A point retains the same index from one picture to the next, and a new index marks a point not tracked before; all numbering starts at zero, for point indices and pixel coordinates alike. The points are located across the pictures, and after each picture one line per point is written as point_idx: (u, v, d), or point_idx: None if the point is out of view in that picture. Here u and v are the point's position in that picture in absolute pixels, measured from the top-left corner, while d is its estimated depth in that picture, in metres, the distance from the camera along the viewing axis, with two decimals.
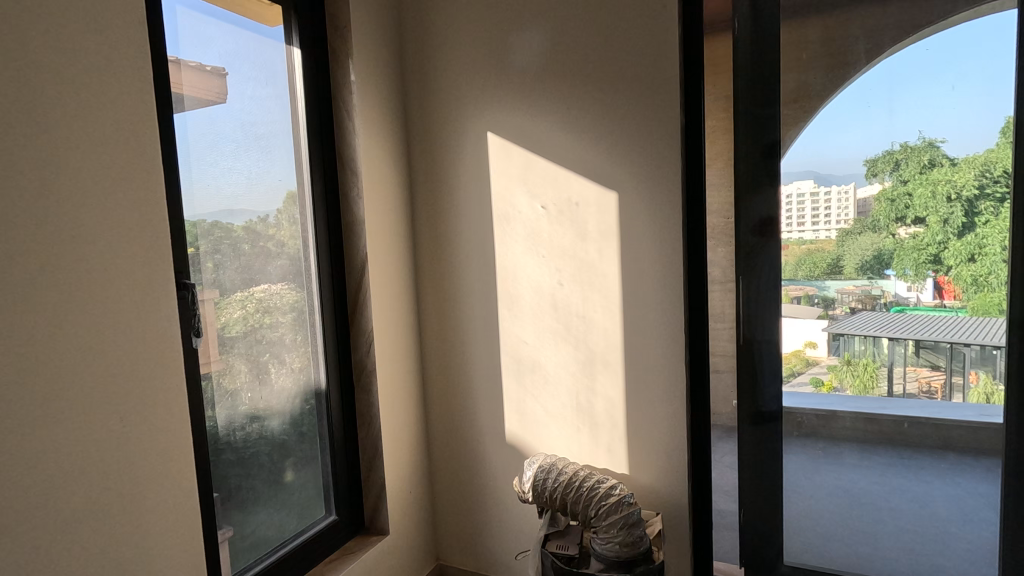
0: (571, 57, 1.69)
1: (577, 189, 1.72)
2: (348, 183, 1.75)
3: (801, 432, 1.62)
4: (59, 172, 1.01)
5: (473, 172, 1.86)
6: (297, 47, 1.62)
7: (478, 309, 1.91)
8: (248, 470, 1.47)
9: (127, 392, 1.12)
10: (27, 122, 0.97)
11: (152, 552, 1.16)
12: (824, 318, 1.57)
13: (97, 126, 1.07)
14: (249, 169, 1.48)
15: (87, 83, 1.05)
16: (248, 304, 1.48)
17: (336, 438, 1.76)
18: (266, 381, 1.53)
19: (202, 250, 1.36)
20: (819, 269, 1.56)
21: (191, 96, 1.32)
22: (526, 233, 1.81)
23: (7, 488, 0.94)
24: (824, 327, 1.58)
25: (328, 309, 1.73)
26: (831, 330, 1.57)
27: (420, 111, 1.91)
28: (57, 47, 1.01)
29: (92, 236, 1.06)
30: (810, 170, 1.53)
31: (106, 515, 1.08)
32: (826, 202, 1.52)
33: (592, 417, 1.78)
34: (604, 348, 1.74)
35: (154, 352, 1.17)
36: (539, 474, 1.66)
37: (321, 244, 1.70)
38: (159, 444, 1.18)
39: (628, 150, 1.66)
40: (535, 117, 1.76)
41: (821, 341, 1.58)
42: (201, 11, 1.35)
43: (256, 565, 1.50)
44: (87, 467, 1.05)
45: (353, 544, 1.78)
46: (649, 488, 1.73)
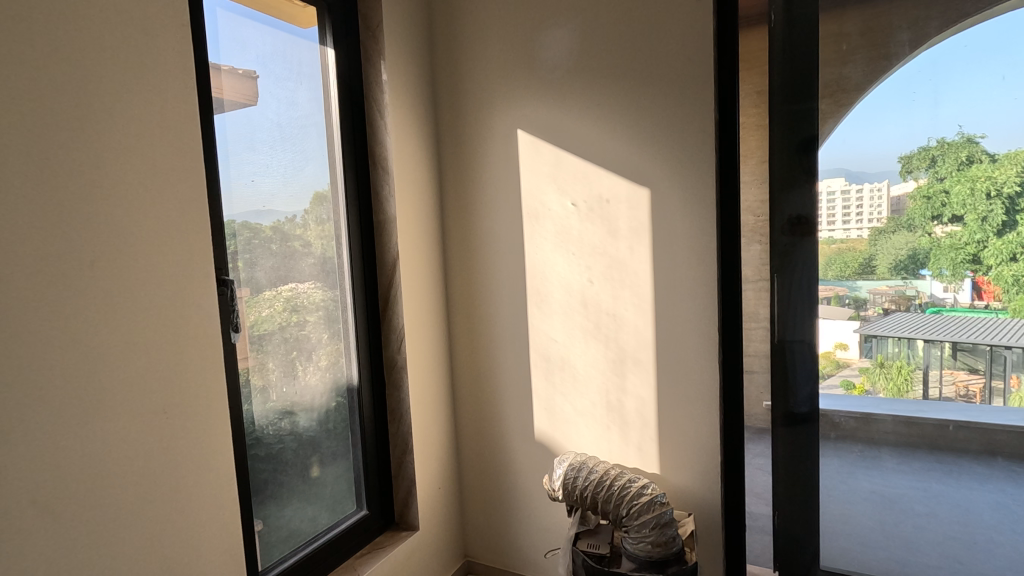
0: (602, 54, 1.68)
1: (608, 186, 1.71)
2: (380, 182, 1.77)
3: (839, 434, 1.57)
4: (105, 171, 1.05)
5: (503, 171, 1.86)
6: (331, 48, 1.65)
7: (507, 307, 1.92)
8: (283, 464, 1.50)
9: (168, 385, 1.15)
10: (79, 122, 1.01)
11: (195, 540, 1.20)
12: (855, 320, 1.53)
13: (141, 126, 1.10)
14: (286, 169, 1.51)
15: (133, 83, 1.09)
16: (282, 301, 1.51)
17: (368, 433, 1.79)
18: (300, 376, 1.56)
19: (238, 248, 1.39)
20: (850, 268, 1.52)
21: (231, 99, 1.35)
22: (555, 231, 1.80)
23: (62, 475, 0.98)
24: (856, 329, 1.53)
25: (360, 306, 1.76)
26: (862, 331, 1.52)
27: (450, 111, 1.92)
28: (104, 49, 1.05)
29: (136, 233, 1.09)
30: (842, 167, 1.49)
31: (150, 505, 1.11)
32: (857, 200, 1.47)
33: (623, 416, 1.77)
34: (635, 346, 1.73)
35: (197, 347, 1.20)
36: (570, 472, 1.66)
37: (354, 243, 1.73)
38: (201, 435, 1.21)
39: (659, 146, 1.65)
40: (565, 115, 1.75)
41: (852, 343, 1.53)
42: (240, 14, 1.38)
43: (290, 557, 1.52)
44: (135, 456, 1.09)
45: (384, 539, 1.80)
46: (681, 488, 1.72)
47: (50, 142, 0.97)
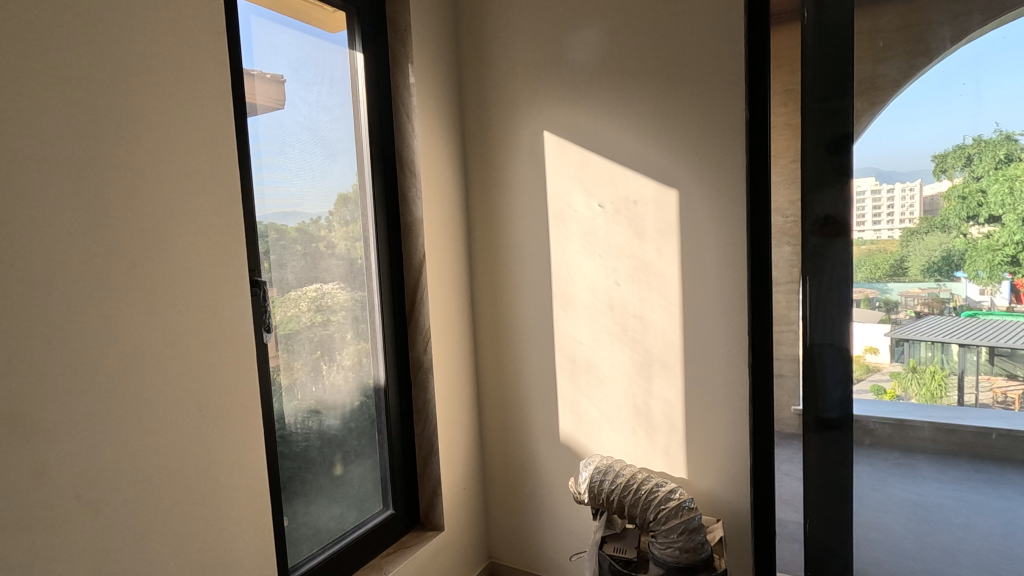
0: (629, 54, 1.67)
1: (635, 188, 1.70)
2: (407, 184, 1.79)
3: (874, 441, 1.51)
4: (144, 174, 1.07)
5: (530, 173, 1.86)
6: (359, 52, 1.67)
7: (532, 309, 1.91)
8: (312, 462, 1.52)
9: (203, 384, 1.17)
10: (121, 128, 1.04)
11: (228, 535, 1.22)
12: (886, 323, 1.46)
13: (177, 131, 1.13)
14: (315, 171, 1.53)
15: (171, 90, 1.12)
16: (312, 302, 1.53)
17: (394, 433, 1.80)
18: (329, 377, 1.58)
19: (270, 251, 1.42)
20: (880, 270, 1.45)
21: (263, 104, 1.38)
22: (581, 232, 1.80)
23: (103, 471, 1.01)
24: (887, 332, 1.46)
25: (387, 307, 1.78)
26: (893, 335, 1.46)
27: (477, 113, 1.92)
28: (142, 56, 1.07)
29: (174, 234, 1.12)
30: (871, 167, 1.42)
31: (185, 501, 1.14)
32: (888, 200, 1.41)
33: (649, 419, 1.76)
34: (662, 349, 1.72)
35: (231, 347, 1.23)
36: (596, 476, 1.65)
37: (381, 245, 1.75)
38: (233, 434, 1.23)
39: (688, 147, 1.63)
40: (591, 116, 1.75)
41: (883, 347, 1.47)
42: (274, 20, 1.41)
43: (319, 554, 1.55)
44: (171, 453, 1.11)
45: (410, 539, 1.81)
46: (710, 493, 1.70)
47: (93, 146, 1.00)
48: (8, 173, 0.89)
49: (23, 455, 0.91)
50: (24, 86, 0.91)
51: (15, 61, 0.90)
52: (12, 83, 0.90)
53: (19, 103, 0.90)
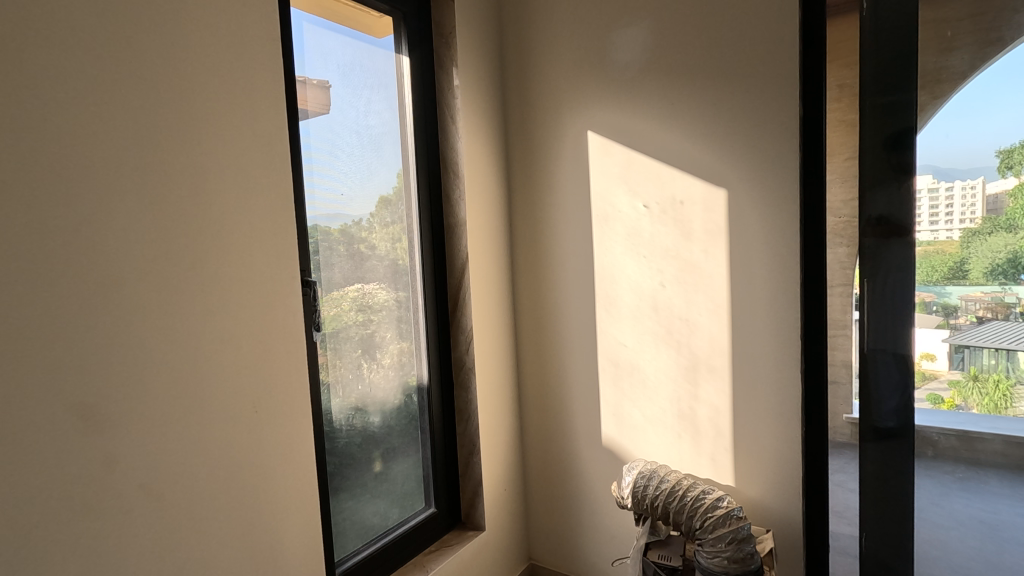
0: (677, 50, 1.64)
1: (682, 187, 1.67)
2: (450, 185, 1.80)
3: (937, 453, 1.42)
4: (204, 177, 1.12)
5: (573, 173, 1.85)
6: (406, 55, 1.70)
7: (575, 310, 1.90)
8: (357, 460, 1.56)
9: (256, 381, 1.21)
10: (184, 133, 1.08)
11: (278, 528, 1.26)
12: (944, 328, 1.38)
13: (235, 137, 1.17)
14: (363, 172, 1.56)
15: (229, 96, 1.16)
16: (358, 302, 1.56)
17: (436, 432, 1.82)
18: (375, 375, 1.61)
19: (320, 252, 1.45)
20: (938, 273, 1.37)
21: (314, 110, 1.42)
22: (625, 233, 1.77)
23: (166, 464, 1.05)
24: (945, 338, 1.38)
25: (431, 307, 1.80)
26: (952, 341, 1.37)
27: (519, 113, 1.93)
28: (204, 64, 1.12)
29: (231, 234, 1.16)
30: (928, 164, 1.35)
31: (239, 494, 1.18)
32: (947, 200, 1.34)
33: (695, 424, 1.72)
34: (709, 353, 1.68)
35: (283, 345, 1.27)
36: (640, 480, 1.63)
37: (425, 246, 1.77)
38: (284, 430, 1.27)
39: (737, 145, 1.59)
40: (636, 115, 1.72)
41: (941, 353, 1.39)
42: (324, 26, 1.45)
43: (363, 549, 1.58)
44: (227, 448, 1.15)
45: (451, 537, 1.83)
46: (758, 503, 1.65)
47: (158, 150, 1.04)
48: (82, 177, 0.94)
49: (95, 446, 0.96)
50: (95, 94, 0.96)
51: (87, 70, 0.95)
52: (85, 91, 0.94)
53: (90, 110, 0.95)
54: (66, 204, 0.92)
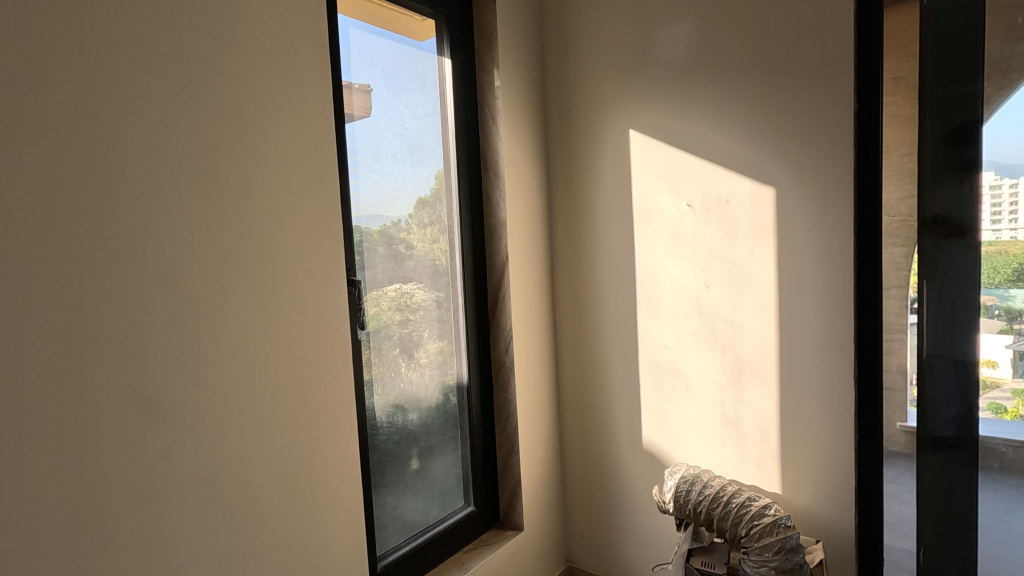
0: (723, 46, 1.60)
1: (727, 186, 1.63)
2: (491, 185, 1.81)
3: (1004, 467, 1.32)
4: (256, 179, 1.16)
5: (615, 172, 1.83)
6: (448, 58, 1.72)
7: (615, 311, 1.88)
8: (398, 456, 1.58)
9: (304, 377, 1.24)
10: (238, 137, 1.12)
11: (324, 521, 1.29)
12: (1008, 334, 1.29)
13: (284, 140, 1.21)
14: (405, 174, 1.59)
15: (279, 101, 1.19)
16: (400, 301, 1.59)
17: (476, 432, 1.83)
18: (416, 374, 1.63)
19: (364, 252, 1.49)
20: (1001, 275, 1.29)
21: (358, 114, 1.45)
22: (668, 233, 1.74)
23: (219, 455, 1.10)
24: (1009, 345, 1.30)
25: (471, 307, 1.81)
26: (1018, 349, 1.29)
27: (560, 113, 1.92)
28: (255, 70, 1.15)
29: (281, 235, 1.20)
30: (991, 159, 1.27)
31: (286, 487, 1.21)
32: (1010, 197, 1.26)
33: (740, 429, 1.68)
34: (755, 356, 1.63)
35: (330, 342, 1.30)
36: (682, 486, 1.59)
37: (465, 246, 1.78)
38: (329, 425, 1.30)
39: (786, 142, 1.54)
40: (680, 113, 1.69)
41: (1003, 361, 1.30)
42: (369, 31, 1.48)
43: (404, 545, 1.61)
44: (275, 442, 1.19)
45: (490, 537, 1.84)
46: (807, 512, 1.59)
47: (213, 155, 1.08)
48: (145, 182, 0.99)
49: (154, 437, 1.01)
50: (157, 102, 1.00)
51: (149, 80, 1.00)
52: (145, 97, 0.99)
53: (152, 118, 1.00)
54: (130, 207, 0.97)
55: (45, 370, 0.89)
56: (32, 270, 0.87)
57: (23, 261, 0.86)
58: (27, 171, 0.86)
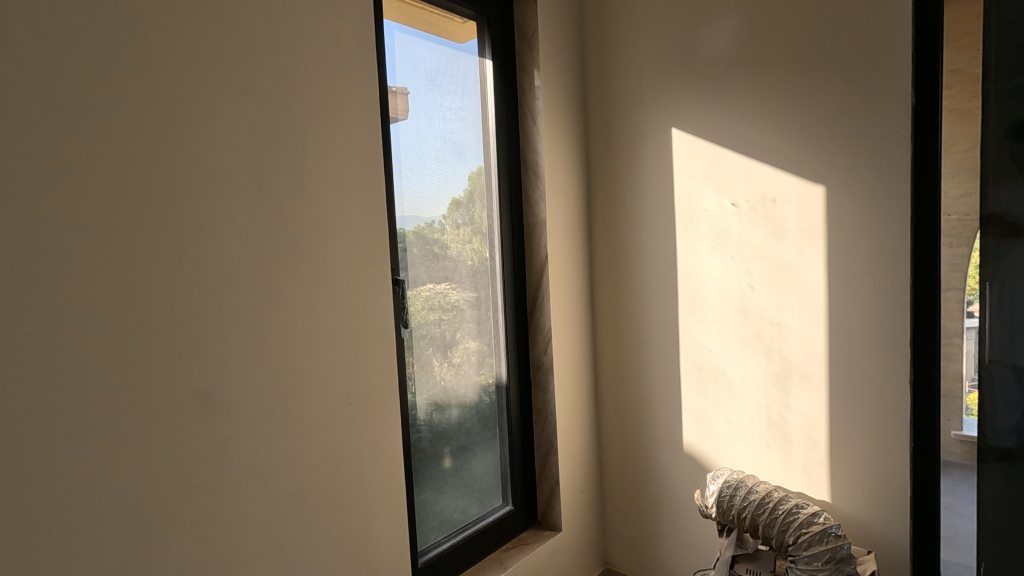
0: (772, 41, 1.56)
1: (774, 184, 1.59)
2: (531, 185, 1.81)
3: None
4: (307, 181, 1.19)
5: (656, 171, 1.81)
6: (489, 59, 1.73)
7: (656, 312, 1.86)
8: (438, 453, 1.60)
9: (351, 374, 1.27)
10: (291, 140, 1.16)
11: (370, 515, 1.32)
12: None
13: (334, 142, 1.24)
14: (447, 175, 1.61)
15: (329, 105, 1.23)
16: (441, 301, 1.61)
17: (514, 431, 1.84)
18: (456, 373, 1.65)
19: (408, 252, 1.52)
20: None
21: (402, 117, 1.48)
22: (712, 232, 1.71)
23: (271, 449, 1.13)
24: None
25: (510, 307, 1.82)
26: None
27: (601, 112, 1.91)
28: (308, 75, 1.19)
29: (331, 234, 1.23)
30: None
31: (334, 481, 1.24)
32: None
33: (786, 434, 1.63)
34: (802, 359, 1.58)
35: (376, 340, 1.32)
36: (725, 490, 1.56)
37: (505, 246, 1.79)
38: (375, 422, 1.32)
39: (838, 138, 1.49)
40: (725, 110, 1.66)
41: None
42: (413, 34, 1.51)
43: (444, 542, 1.63)
44: (324, 437, 1.22)
45: (528, 536, 1.84)
46: (858, 521, 1.54)
47: (269, 158, 1.12)
48: (206, 185, 1.03)
49: (213, 430, 1.05)
50: (216, 107, 1.04)
51: (209, 85, 1.03)
52: (206, 103, 1.03)
53: (213, 123, 1.04)
54: (192, 208, 1.02)
55: (113, 362, 0.93)
56: (100, 268, 0.91)
57: (94, 259, 0.91)
58: (99, 174, 0.91)
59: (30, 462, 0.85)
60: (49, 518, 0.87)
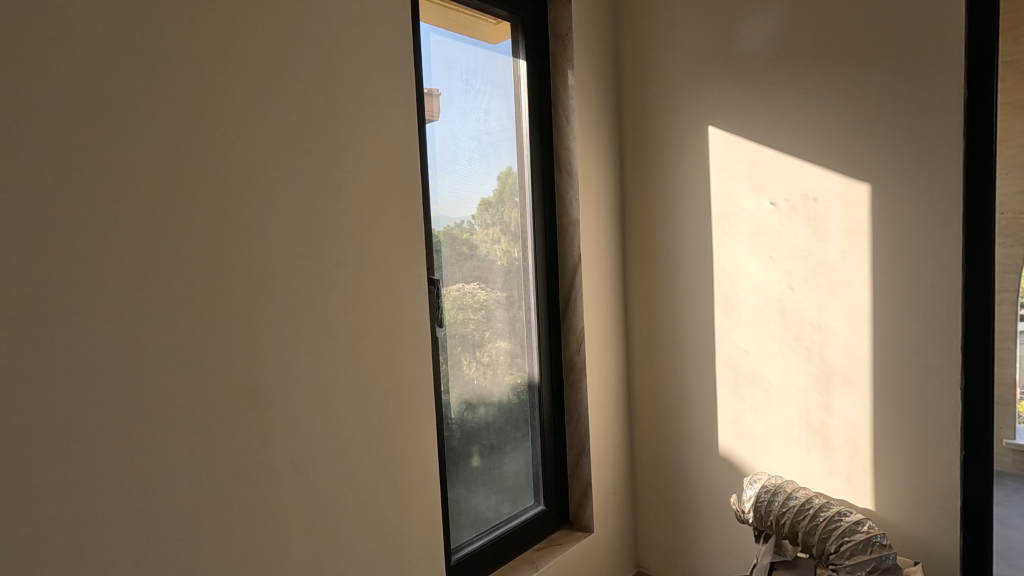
0: (814, 36, 1.52)
1: (815, 182, 1.55)
2: (564, 185, 1.81)
3: None
4: (346, 183, 1.21)
5: (693, 170, 1.78)
6: (522, 59, 1.74)
7: (691, 313, 1.83)
8: (470, 452, 1.62)
9: (387, 371, 1.29)
10: (331, 143, 1.19)
11: (406, 511, 1.33)
12: None
13: (371, 144, 1.26)
14: (481, 175, 1.62)
15: (368, 108, 1.25)
16: (474, 301, 1.62)
17: (546, 431, 1.84)
18: (488, 372, 1.66)
19: (443, 253, 1.54)
20: None
21: (437, 118, 1.49)
22: (749, 232, 1.68)
23: (311, 444, 1.16)
24: None
25: (542, 307, 1.82)
26: None
27: (635, 110, 1.89)
28: (348, 79, 1.22)
29: (369, 234, 1.25)
30: None
31: (372, 476, 1.27)
32: None
33: (827, 439, 1.59)
34: (844, 362, 1.54)
35: (412, 339, 1.34)
36: (763, 495, 1.53)
37: (538, 246, 1.80)
38: (411, 420, 1.34)
39: (883, 134, 1.44)
40: (765, 106, 1.62)
41: None
42: (449, 37, 1.53)
43: (476, 539, 1.64)
44: (361, 434, 1.24)
45: (559, 536, 1.84)
46: (905, 531, 1.49)
47: (310, 161, 1.15)
48: (251, 187, 1.07)
49: (256, 425, 1.08)
50: (261, 112, 1.08)
51: (254, 91, 1.07)
52: (251, 108, 1.07)
53: (258, 127, 1.08)
54: (239, 210, 1.05)
55: (164, 358, 0.97)
56: (154, 267, 0.95)
57: (148, 258, 0.95)
58: (152, 177, 0.95)
59: (88, 451, 0.89)
60: (105, 506, 0.91)
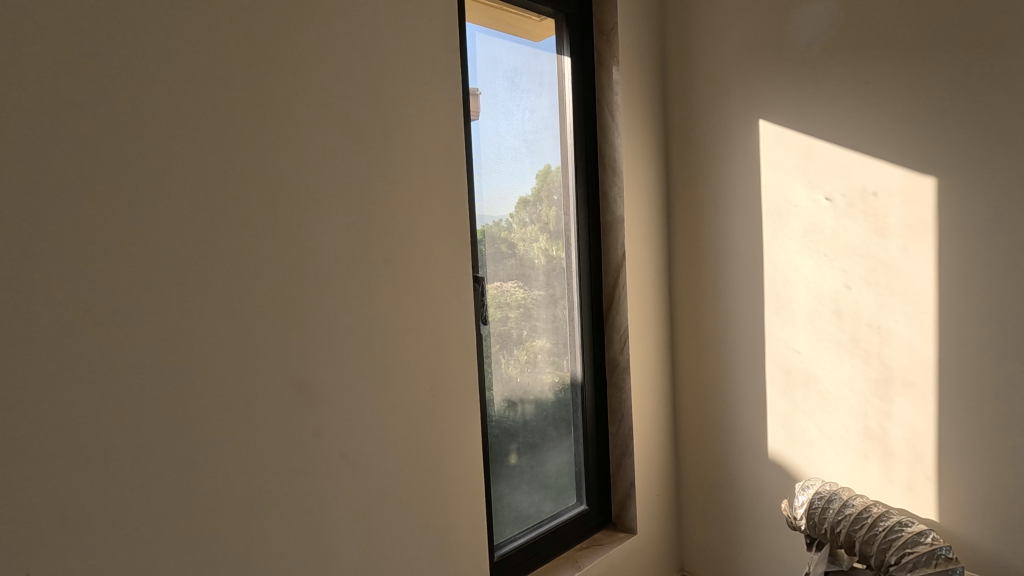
0: (874, 22, 1.45)
1: (875, 177, 1.48)
2: (608, 182, 1.79)
3: None
4: (394, 183, 1.24)
5: (742, 166, 1.73)
6: (567, 56, 1.73)
7: (739, 312, 1.78)
8: (513, 449, 1.63)
9: (433, 368, 1.31)
10: (380, 144, 1.21)
11: (450, 506, 1.35)
12: None
13: (418, 144, 1.28)
14: (525, 172, 1.62)
15: (415, 108, 1.27)
16: (518, 299, 1.63)
17: (589, 430, 1.83)
18: (530, 370, 1.67)
19: (487, 251, 1.55)
20: None
21: (481, 117, 1.50)
22: (803, 229, 1.62)
23: (360, 438, 1.19)
24: None
25: (586, 306, 1.81)
26: None
27: (682, 106, 1.85)
28: (396, 80, 1.24)
29: (416, 232, 1.27)
30: None
31: (418, 471, 1.29)
32: None
33: (886, 445, 1.52)
34: (906, 365, 1.47)
35: (457, 336, 1.35)
36: (817, 501, 1.48)
37: (582, 244, 1.79)
38: (455, 416, 1.36)
39: (950, 125, 1.36)
40: (819, 98, 1.56)
41: None
42: (494, 36, 1.53)
43: (519, 536, 1.65)
44: (408, 430, 1.27)
45: (602, 537, 1.83)
46: (972, 544, 1.40)
47: (359, 162, 1.18)
48: (303, 188, 1.10)
49: (308, 419, 1.11)
50: (313, 115, 1.11)
51: (306, 94, 1.10)
52: (304, 111, 1.10)
53: (310, 129, 1.11)
54: (292, 210, 1.09)
55: (224, 352, 1.01)
56: (215, 265, 1.00)
57: (209, 257, 0.99)
58: (214, 180, 0.99)
59: (152, 440, 0.94)
60: (167, 492, 0.96)
